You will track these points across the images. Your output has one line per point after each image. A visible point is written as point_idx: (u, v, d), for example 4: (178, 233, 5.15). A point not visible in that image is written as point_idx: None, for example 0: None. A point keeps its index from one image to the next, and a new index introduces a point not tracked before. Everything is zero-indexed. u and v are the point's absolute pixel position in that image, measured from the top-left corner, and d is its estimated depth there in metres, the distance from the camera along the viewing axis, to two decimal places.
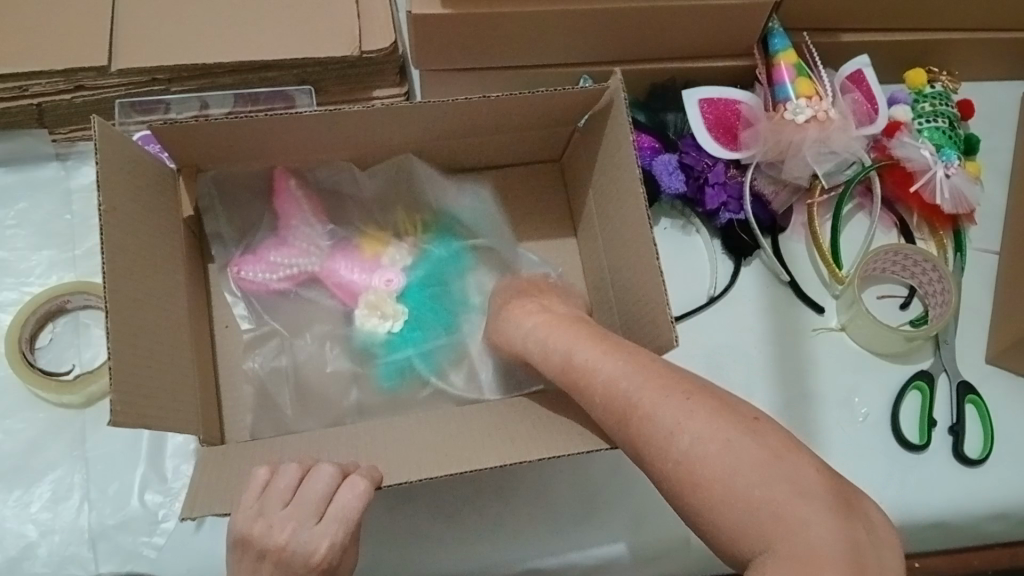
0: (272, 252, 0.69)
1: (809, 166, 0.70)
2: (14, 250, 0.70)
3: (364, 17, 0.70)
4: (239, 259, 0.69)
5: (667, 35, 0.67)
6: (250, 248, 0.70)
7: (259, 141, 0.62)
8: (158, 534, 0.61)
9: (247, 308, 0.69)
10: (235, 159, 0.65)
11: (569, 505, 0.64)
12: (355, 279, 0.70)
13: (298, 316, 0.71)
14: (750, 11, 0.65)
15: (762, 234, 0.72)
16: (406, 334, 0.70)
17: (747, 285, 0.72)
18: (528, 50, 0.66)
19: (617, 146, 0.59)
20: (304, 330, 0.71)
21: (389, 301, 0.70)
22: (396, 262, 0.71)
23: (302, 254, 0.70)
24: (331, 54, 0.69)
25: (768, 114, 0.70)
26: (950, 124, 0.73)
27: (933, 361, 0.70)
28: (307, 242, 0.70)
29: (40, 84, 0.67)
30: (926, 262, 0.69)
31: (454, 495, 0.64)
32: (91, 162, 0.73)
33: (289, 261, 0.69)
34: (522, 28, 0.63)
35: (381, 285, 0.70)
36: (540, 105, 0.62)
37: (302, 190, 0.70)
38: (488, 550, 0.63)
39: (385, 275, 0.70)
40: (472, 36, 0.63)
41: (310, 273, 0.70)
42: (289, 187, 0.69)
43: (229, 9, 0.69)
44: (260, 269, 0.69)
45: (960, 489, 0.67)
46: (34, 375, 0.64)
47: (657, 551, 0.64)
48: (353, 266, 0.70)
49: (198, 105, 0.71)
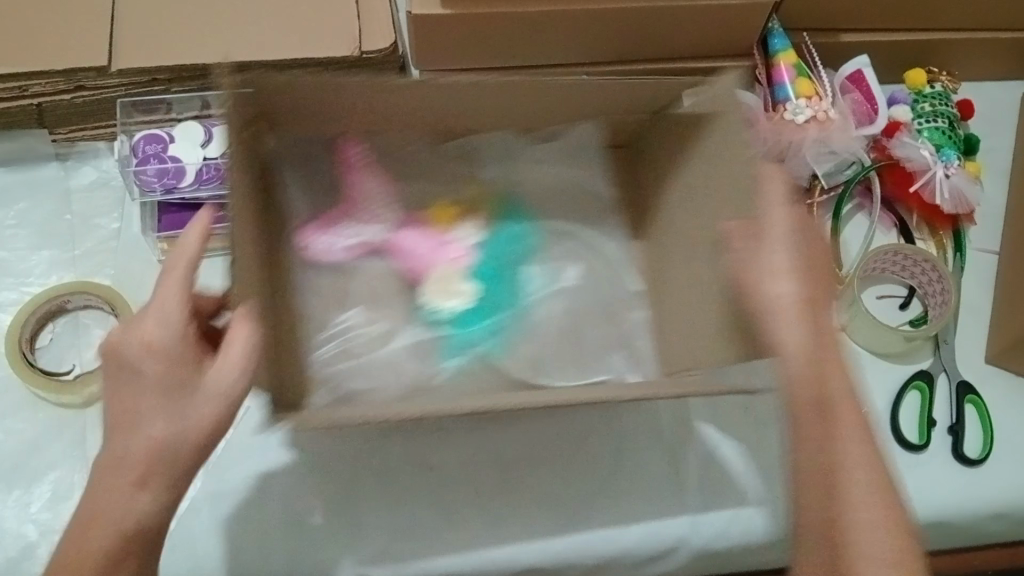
0: (338, 220, 0.70)
1: (808, 166, 0.70)
2: (14, 250, 0.69)
3: (364, 17, 0.70)
4: (304, 223, 0.69)
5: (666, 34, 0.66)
6: (319, 214, 0.70)
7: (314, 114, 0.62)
8: (159, 533, 0.60)
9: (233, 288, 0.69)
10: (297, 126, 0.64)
11: (573, 502, 0.63)
12: (420, 256, 0.70)
13: (332, 286, 0.70)
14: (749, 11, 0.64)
15: None
16: (474, 308, 0.69)
17: None
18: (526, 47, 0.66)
19: (721, 129, 0.57)
20: (339, 299, 0.70)
21: (459, 279, 0.69)
22: (463, 236, 0.71)
23: (358, 228, 0.71)
24: (333, 54, 0.69)
25: (768, 114, 0.70)
26: (950, 124, 0.73)
27: (933, 361, 0.70)
28: (372, 213, 0.71)
29: (40, 85, 0.67)
30: (927, 262, 0.69)
31: (455, 494, 0.63)
32: (91, 162, 0.73)
33: (356, 231, 0.70)
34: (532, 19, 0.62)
35: (449, 261, 0.70)
36: (632, 90, 0.63)
37: (370, 146, 0.69)
38: (489, 551, 0.62)
39: (452, 251, 0.70)
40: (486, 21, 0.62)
41: (374, 247, 0.71)
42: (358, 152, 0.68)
43: (230, 9, 0.70)
44: (325, 236, 0.69)
45: (960, 490, 0.67)
46: (35, 376, 0.64)
47: (659, 552, 0.63)
48: (422, 242, 0.70)
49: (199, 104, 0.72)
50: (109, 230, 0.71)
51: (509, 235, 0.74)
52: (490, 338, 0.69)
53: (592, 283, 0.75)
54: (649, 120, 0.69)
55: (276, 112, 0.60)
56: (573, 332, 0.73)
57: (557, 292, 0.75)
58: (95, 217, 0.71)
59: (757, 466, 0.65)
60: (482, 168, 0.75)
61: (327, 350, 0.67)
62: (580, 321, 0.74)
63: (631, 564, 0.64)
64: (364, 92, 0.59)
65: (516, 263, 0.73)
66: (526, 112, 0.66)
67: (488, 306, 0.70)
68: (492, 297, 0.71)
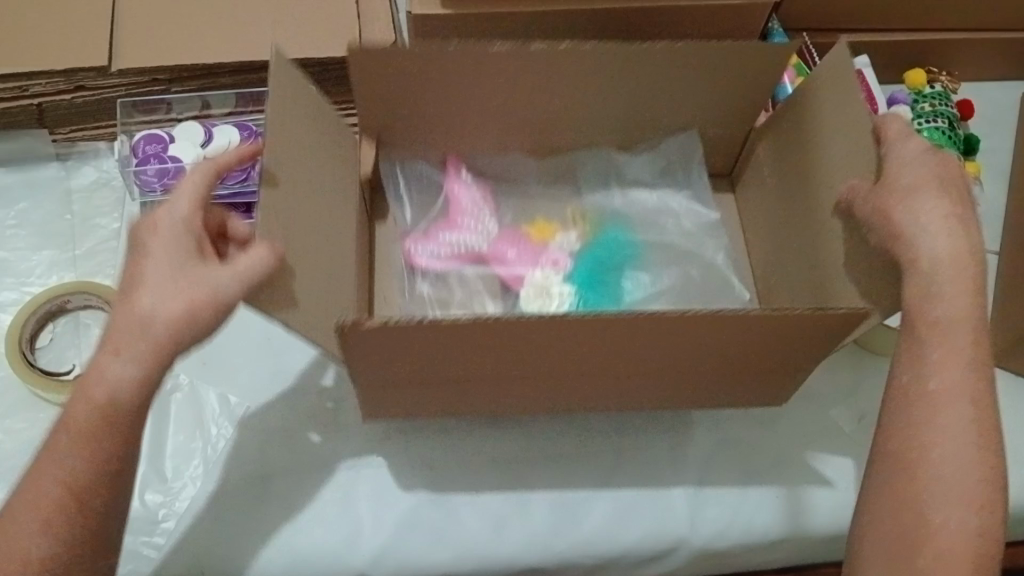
0: (442, 233, 0.68)
1: None
2: (14, 250, 0.69)
3: (364, 19, 0.70)
4: (411, 238, 0.68)
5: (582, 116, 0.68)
6: (421, 230, 0.69)
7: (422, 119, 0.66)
8: (158, 534, 0.59)
9: (412, 283, 0.67)
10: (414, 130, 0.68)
11: (575, 499, 0.62)
12: (512, 267, 0.66)
13: (467, 293, 0.66)
14: (668, 93, 0.65)
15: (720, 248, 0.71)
16: (578, 306, 0.64)
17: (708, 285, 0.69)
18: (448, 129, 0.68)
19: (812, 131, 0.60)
20: (448, 303, 0.66)
21: (555, 282, 0.65)
22: (564, 248, 0.68)
23: (455, 243, 0.68)
24: (333, 54, 0.68)
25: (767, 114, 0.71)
26: (950, 124, 0.73)
27: None
28: (475, 224, 0.69)
29: (40, 84, 0.67)
30: None
31: (453, 491, 0.62)
32: (91, 162, 0.73)
33: (457, 240, 0.68)
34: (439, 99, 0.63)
35: (549, 268, 0.66)
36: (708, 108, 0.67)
37: (476, 184, 0.71)
38: (485, 548, 0.60)
39: (554, 257, 0.67)
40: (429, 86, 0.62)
41: (475, 254, 0.67)
42: (461, 175, 0.71)
43: (232, 10, 0.70)
44: (432, 247, 0.67)
45: None
46: (33, 374, 0.63)
47: (659, 552, 0.62)
48: (518, 253, 0.67)
49: (199, 105, 0.72)
50: (109, 229, 0.71)
51: (612, 241, 0.70)
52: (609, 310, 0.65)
53: (716, 279, 0.70)
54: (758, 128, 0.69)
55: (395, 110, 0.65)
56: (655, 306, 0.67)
57: (659, 296, 0.68)
58: (95, 217, 0.71)
59: (755, 462, 0.64)
60: (582, 193, 0.74)
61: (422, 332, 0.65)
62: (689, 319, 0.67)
63: (632, 563, 0.62)
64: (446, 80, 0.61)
65: (617, 266, 0.68)
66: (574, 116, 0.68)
67: (591, 304, 0.65)
68: (593, 297, 0.65)
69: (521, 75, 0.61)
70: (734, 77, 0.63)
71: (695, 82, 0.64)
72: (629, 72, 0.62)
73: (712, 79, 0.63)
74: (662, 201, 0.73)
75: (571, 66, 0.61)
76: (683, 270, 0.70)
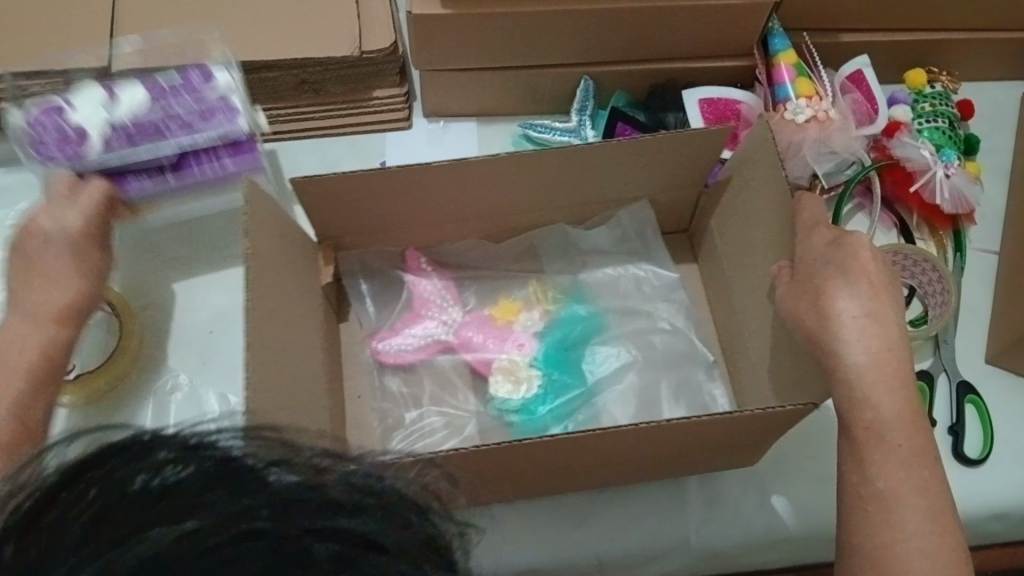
0: (408, 327, 0.71)
1: (808, 167, 0.70)
2: None
3: (364, 19, 0.70)
4: (378, 332, 0.71)
5: (524, 204, 0.69)
6: (388, 323, 0.72)
7: (376, 219, 0.67)
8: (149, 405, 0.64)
9: (389, 377, 0.70)
10: (365, 233, 0.69)
11: (575, 500, 0.62)
12: (484, 350, 0.70)
13: (441, 382, 0.70)
14: (617, 176, 0.66)
15: (681, 318, 0.72)
16: (544, 392, 0.68)
17: (674, 363, 0.71)
18: (398, 225, 0.68)
19: (755, 209, 0.61)
20: (421, 394, 0.70)
21: (522, 365, 0.68)
22: (528, 328, 0.71)
23: (427, 331, 0.71)
24: (332, 54, 0.68)
25: (767, 114, 0.71)
26: (950, 124, 0.73)
27: (933, 361, 0.69)
28: (439, 315, 0.72)
29: (40, 85, 0.66)
30: (927, 262, 0.68)
31: None
32: None
33: (425, 332, 0.71)
34: (392, 204, 0.64)
35: (514, 351, 0.69)
36: (658, 184, 0.68)
37: (439, 271, 0.73)
38: (510, 555, 0.61)
39: (517, 341, 0.70)
40: (372, 197, 0.62)
41: (446, 345, 0.71)
42: (422, 265, 0.72)
43: (232, 9, 0.70)
44: (400, 341, 0.70)
45: (960, 489, 0.65)
46: None
47: (657, 553, 0.62)
48: (486, 337, 0.70)
49: (98, 72, 0.66)
50: None
51: (574, 317, 0.72)
52: (573, 395, 0.68)
53: (681, 344, 0.71)
54: (706, 192, 0.69)
55: (336, 220, 0.66)
56: (624, 397, 0.69)
57: (626, 372, 0.71)
58: None
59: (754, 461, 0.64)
60: (546, 267, 0.74)
61: (398, 443, 0.67)
62: (655, 398, 0.69)
63: (631, 563, 0.62)
64: (392, 188, 0.62)
65: (579, 342, 0.71)
66: (530, 201, 0.68)
67: (555, 389, 0.68)
68: (558, 379, 0.68)
69: (466, 181, 0.62)
70: (677, 158, 0.63)
71: (647, 163, 0.64)
72: (579, 163, 0.63)
73: (660, 159, 0.63)
74: (623, 271, 0.75)
75: (521, 162, 0.61)
76: (648, 339, 0.72)
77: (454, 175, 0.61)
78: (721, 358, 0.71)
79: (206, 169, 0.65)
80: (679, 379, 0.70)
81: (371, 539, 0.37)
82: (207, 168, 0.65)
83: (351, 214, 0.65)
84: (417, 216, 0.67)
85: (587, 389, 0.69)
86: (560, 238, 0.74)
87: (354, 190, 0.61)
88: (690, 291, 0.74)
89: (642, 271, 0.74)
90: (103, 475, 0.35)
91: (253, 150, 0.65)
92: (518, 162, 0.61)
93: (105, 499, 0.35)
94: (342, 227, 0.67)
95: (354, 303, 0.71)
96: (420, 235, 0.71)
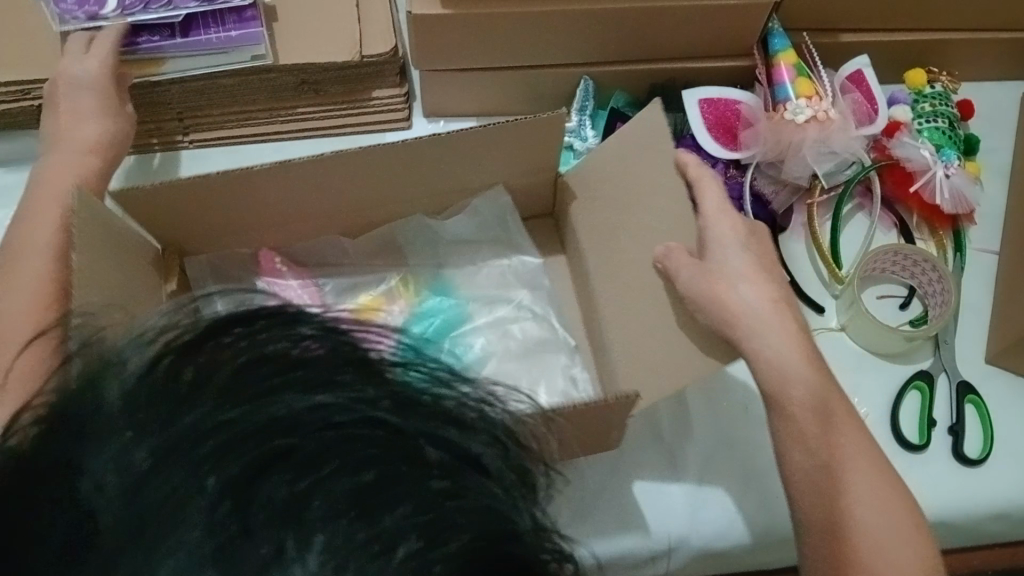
0: None
1: (808, 167, 0.70)
2: None
3: (364, 21, 0.70)
4: None
5: (387, 193, 0.68)
6: None
7: (237, 213, 0.66)
8: None
9: None
10: (213, 232, 0.68)
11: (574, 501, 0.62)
12: None
13: None
14: (470, 162, 0.65)
15: (543, 309, 0.73)
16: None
17: (537, 357, 0.71)
18: (268, 219, 0.68)
19: (632, 195, 0.60)
20: None
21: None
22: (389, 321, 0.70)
23: None
24: (332, 58, 0.69)
25: (767, 114, 0.70)
26: (950, 124, 0.73)
27: (933, 361, 0.69)
28: None
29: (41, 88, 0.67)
30: (926, 261, 0.68)
31: None
32: None
33: None
34: (270, 200, 0.64)
35: None
36: (516, 170, 0.68)
37: (290, 268, 0.71)
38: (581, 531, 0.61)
39: None
40: (236, 193, 0.62)
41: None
42: (275, 265, 0.70)
43: None
44: None
45: (961, 490, 0.65)
46: None
47: (658, 553, 0.62)
48: None
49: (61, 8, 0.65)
50: None
51: (435, 310, 0.72)
52: None
53: (543, 334, 0.72)
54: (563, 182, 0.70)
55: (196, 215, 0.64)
56: None
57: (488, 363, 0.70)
58: None
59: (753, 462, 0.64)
60: (410, 260, 0.74)
61: None
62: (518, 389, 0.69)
63: (631, 564, 0.62)
64: (266, 182, 0.62)
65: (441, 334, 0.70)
66: (400, 189, 0.68)
67: None
68: None
69: (341, 175, 0.63)
70: (530, 143, 0.64)
71: (496, 150, 0.64)
72: (428, 154, 0.62)
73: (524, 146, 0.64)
74: (487, 267, 0.75)
75: (382, 155, 0.61)
76: (511, 330, 0.72)
77: (314, 170, 0.61)
78: (583, 343, 0.72)
79: (212, 32, 0.66)
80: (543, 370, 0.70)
81: (469, 452, 0.40)
82: (213, 36, 0.66)
83: (210, 208, 0.64)
84: (276, 211, 0.67)
85: None
86: (422, 230, 0.73)
87: (218, 186, 0.60)
88: (551, 283, 0.74)
89: (507, 265, 0.75)
90: (272, 324, 0.40)
91: (256, 19, 0.67)
92: (378, 155, 0.61)
93: (259, 354, 0.38)
94: (189, 224, 0.65)
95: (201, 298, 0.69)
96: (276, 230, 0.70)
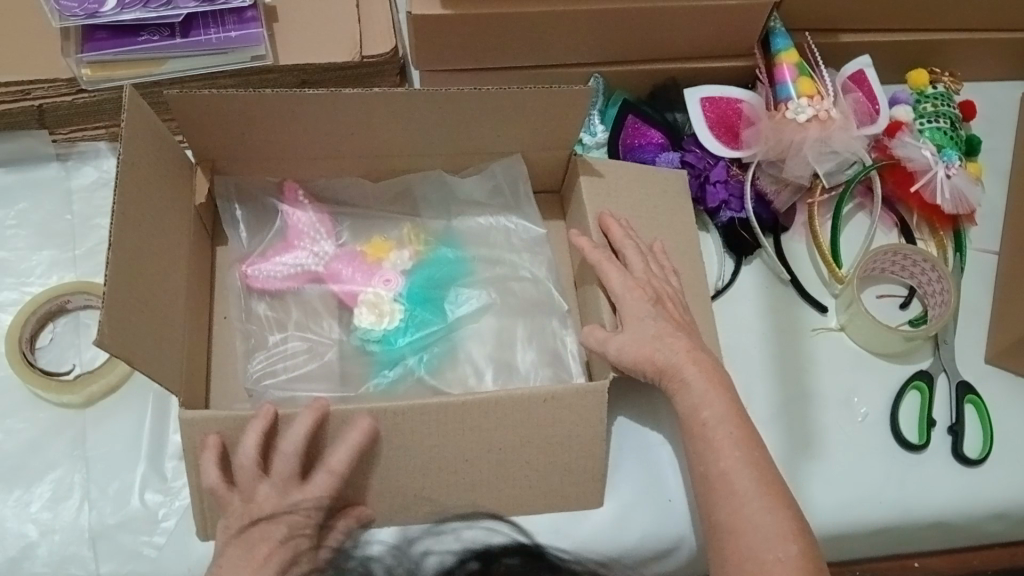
0: (278, 254, 0.70)
1: (809, 166, 0.69)
2: (14, 250, 0.69)
3: (364, 22, 0.70)
4: (250, 257, 0.70)
5: (406, 147, 0.68)
6: (262, 245, 0.71)
7: (255, 146, 0.66)
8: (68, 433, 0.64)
9: (270, 312, 0.70)
10: (243, 160, 0.68)
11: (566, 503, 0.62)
12: (350, 284, 0.69)
13: (303, 316, 0.70)
14: (484, 127, 0.66)
15: (541, 266, 0.72)
16: (405, 325, 0.68)
17: (534, 313, 0.71)
18: (277, 154, 0.68)
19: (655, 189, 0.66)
20: (288, 323, 0.70)
21: (387, 300, 0.69)
22: (396, 267, 0.70)
23: (298, 262, 0.70)
24: (333, 59, 0.69)
25: (768, 114, 0.71)
26: (951, 124, 0.73)
27: (933, 361, 0.69)
28: (311, 245, 0.70)
29: (41, 89, 0.66)
30: (927, 261, 0.68)
31: None
32: (91, 162, 0.73)
33: (292, 260, 0.70)
34: (269, 130, 0.64)
35: (380, 286, 0.69)
36: (522, 145, 0.68)
37: (315, 205, 0.72)
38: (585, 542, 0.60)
39: (384, 276, 0.69)
40: (257, 121, 0.62)
41: (314, 274, 0.70)
42: (298, 198, 0.71)
43: None
44: (268, 268, 0.69)
45: (960, 490, 0.65)
46: (34, 375, 0.64)
47: (657, 554, 0.62)
48: (351, 272, 0.69)
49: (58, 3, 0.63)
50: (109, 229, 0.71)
51: (441, 260, 0.72)
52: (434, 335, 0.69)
53: (540, 293, 0.72)
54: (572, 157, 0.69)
55: (219, 143, 0.65)
56: (486, 343, 0.70)
57: (487, 314, 0.71)
58: (95, 218, 0.71)
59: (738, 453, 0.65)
60: (422, 212, 0.74)
61: (258, 365, 0.67)
62: (511, 338, 0.70)
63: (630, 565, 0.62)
64: (287, 118, 0.62)
65: (442, 283, 0.71)
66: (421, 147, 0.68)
67: (417, 324, 0.69)
68: (420, 315, 0.69)
69: (357, 123, 0.64)
70: (540, 118, 0.64)
71: (503, 116, 0.64)
72: (446, 110, 0.62)
73: (527, 116, 0.64)
74: (493, 222, 0.74)
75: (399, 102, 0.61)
76: (508, 286, 0.72)
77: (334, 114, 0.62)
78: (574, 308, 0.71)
79: (212, 32, 0.66)
80: (535, 324, 0.70)
81: None
82: (213, 36, 0.66)
83: (231, 140, 0.65)
84: (298, 151, 0.67)
85: (447, 329, 0.70)
86: (432, 187, 0.73)
87: (240, 112, 0.61)
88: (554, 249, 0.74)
89: (516, 212, 0.74)
90: None
91: (256, 19, 0.67)
92: (397, 104, 0.61)
93: None
94: (222, 150, 0.66)
95: (226, 221, 0.70)
96: (293, 171, 0.70)
